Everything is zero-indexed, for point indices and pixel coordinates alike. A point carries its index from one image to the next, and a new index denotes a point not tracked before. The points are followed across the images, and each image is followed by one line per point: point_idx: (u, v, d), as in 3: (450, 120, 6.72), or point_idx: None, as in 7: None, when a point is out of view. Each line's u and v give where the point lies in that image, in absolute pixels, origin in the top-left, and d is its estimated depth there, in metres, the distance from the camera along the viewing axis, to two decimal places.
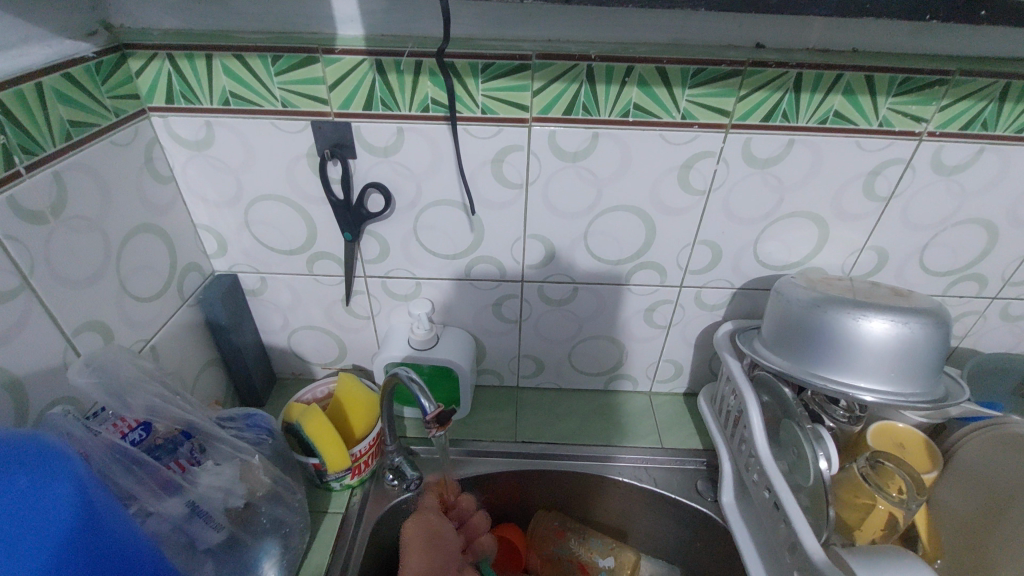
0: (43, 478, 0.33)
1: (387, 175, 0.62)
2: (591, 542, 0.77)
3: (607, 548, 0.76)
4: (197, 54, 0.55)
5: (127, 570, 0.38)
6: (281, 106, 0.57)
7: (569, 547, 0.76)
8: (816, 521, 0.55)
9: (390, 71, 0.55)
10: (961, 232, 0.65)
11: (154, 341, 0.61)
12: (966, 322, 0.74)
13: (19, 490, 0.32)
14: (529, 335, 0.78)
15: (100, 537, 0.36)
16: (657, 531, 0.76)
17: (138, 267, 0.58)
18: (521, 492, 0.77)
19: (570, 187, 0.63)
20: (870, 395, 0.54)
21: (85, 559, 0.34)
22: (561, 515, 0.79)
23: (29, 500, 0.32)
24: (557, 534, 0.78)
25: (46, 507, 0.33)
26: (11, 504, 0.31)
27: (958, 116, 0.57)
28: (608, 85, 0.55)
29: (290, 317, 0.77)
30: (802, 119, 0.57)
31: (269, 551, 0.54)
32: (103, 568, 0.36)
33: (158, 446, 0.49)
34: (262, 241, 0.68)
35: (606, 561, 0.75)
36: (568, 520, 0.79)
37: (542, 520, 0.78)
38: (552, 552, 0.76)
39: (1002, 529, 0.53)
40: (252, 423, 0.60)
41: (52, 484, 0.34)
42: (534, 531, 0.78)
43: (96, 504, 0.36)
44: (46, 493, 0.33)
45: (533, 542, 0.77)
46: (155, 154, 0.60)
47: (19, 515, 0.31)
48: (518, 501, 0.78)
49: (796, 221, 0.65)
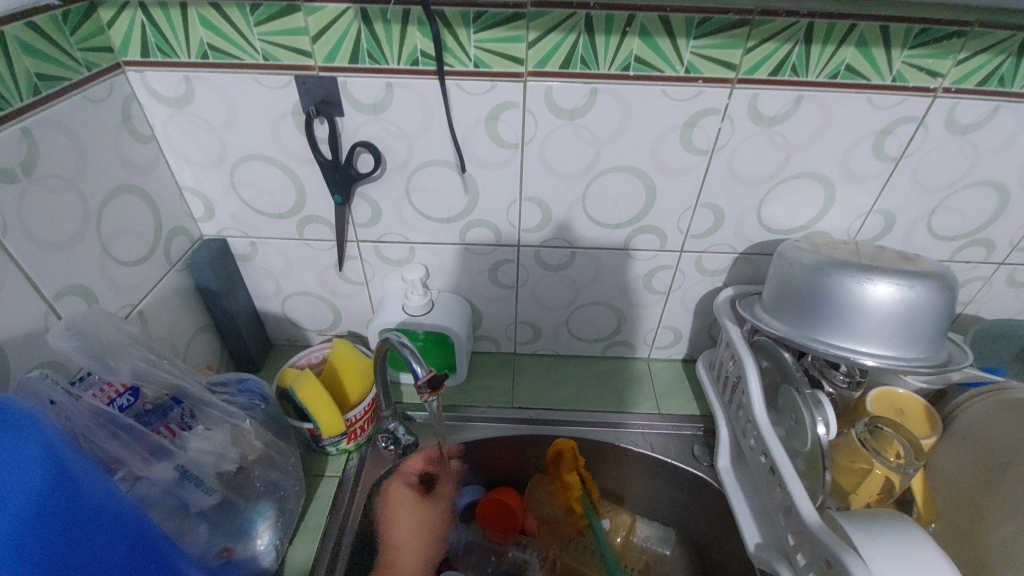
0: (12, 440, 0.34)
1: (377, 134, 0.59)
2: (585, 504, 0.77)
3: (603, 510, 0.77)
4: (171, 3, 0.52)
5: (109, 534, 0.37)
6: (262, 59, 0.55)
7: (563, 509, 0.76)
8: (812, 486, 0.55)
9: (376, 20, 0.52)
10: (972, 195, 0.63)
11: (142, 306, 0.60)
12: (971, 288, 0.73)
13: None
14: (526, 300, 0.77)
15: (69, 505, 0.35)
16: (653, 496, 0.77)
17: (119, 230, 0.56)
18: (518, 457, 0.78)
19: (567, 147, 0.60)
20: (872, 359, 0.52)
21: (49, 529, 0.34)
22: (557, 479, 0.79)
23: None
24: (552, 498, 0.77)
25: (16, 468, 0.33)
26: None
27: (975, 70, 0.54)
28: (608, 36, 0.52)
29: (283, 283, 0.75)
30: (812, 73, 0.54)
31: (264, 514, 0.54)
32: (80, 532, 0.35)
33: (147, 411, 0.49)
34: (250, 203, 0.66)
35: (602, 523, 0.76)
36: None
37: (539, 485, 0.78)
38: (547, 514, 0.77)
39: (996, 492, 0.52)
40: (244, 388, 0.59)
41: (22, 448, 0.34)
42: (529, 496, 0.78)
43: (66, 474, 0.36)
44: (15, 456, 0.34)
45: (530, 506, 0.77)
46: (133, 112, 0.58)
47: None
48: (514, 467, 0.79)
49: (802, 183, 0.63)
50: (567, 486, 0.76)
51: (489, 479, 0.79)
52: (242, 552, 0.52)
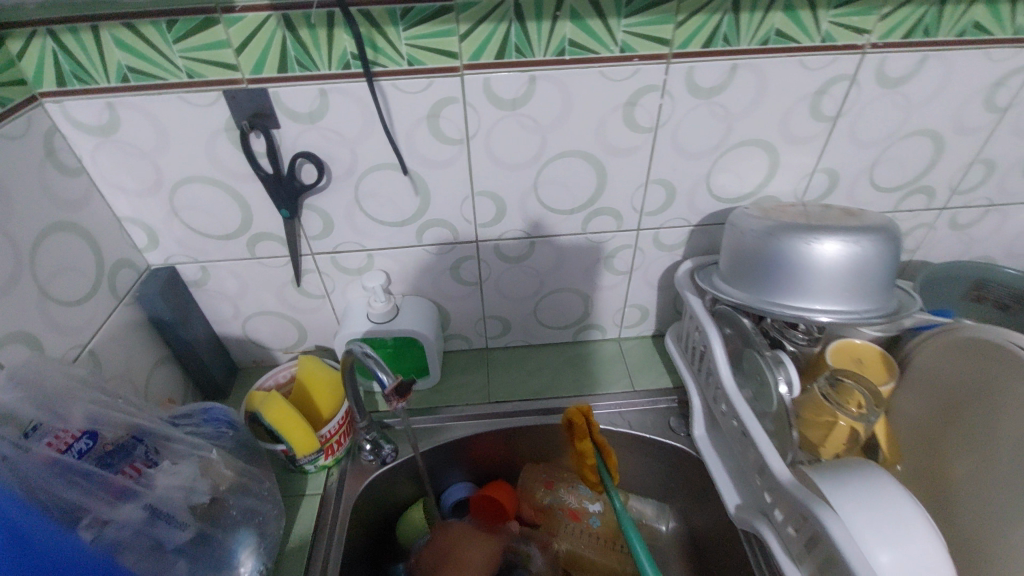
0: None
1: (318, 142, 0.58)
2: (579, 490, 0.77)
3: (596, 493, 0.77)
4: (81, 27, 0.49)
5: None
6: (187, 77, 0.52)
7: (559, 496, 0.77)
8: (782, 445, 0.57)
9: (300, 26, 0.50)
10: (909, 146, 0.65)
11: (93, 346, 0.57)
12: (916, 235, 0.75)
13: None
14: (491, 294, 0.77)
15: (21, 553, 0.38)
16: (642, 472, 0.78)
17: (58, 271, 0.54)
18: (507, 449, 0.78)
19: (512, 137, 0.60)
20: (826, 316, 0.54)
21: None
22: (548, 467, 0.80)
23: None
24: (547, 485, 0.78)
25: None
26: None
27: (900, 23, 0.55)
28: (539, 22, 0.52)
29: (241, 305, 0.73)
30: (744, 41, 0.55)
31: (244, 542, 0.53)
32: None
33: (109, 452, 0.47)
34: (195, 228, 0.64)
35: (595, 507, 0.76)
36: (556, 471, 0.80)
37: (531, 474, 0.79)
38: (543, 503, 0.77)
39: (952, 431, 0.55)
40: (209, 417, 0.58)
41: None
42: (522, 486, 0.79)
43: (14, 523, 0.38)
44: None
45: (524, 495, 0.78)
46: (56, 144, 0.55)
47: None
48: (504, 460, 0.79)
49: (746, 151, 0.64)
50: (580, 455, 0.68)
51: (481, 474, 0.80)
52: None
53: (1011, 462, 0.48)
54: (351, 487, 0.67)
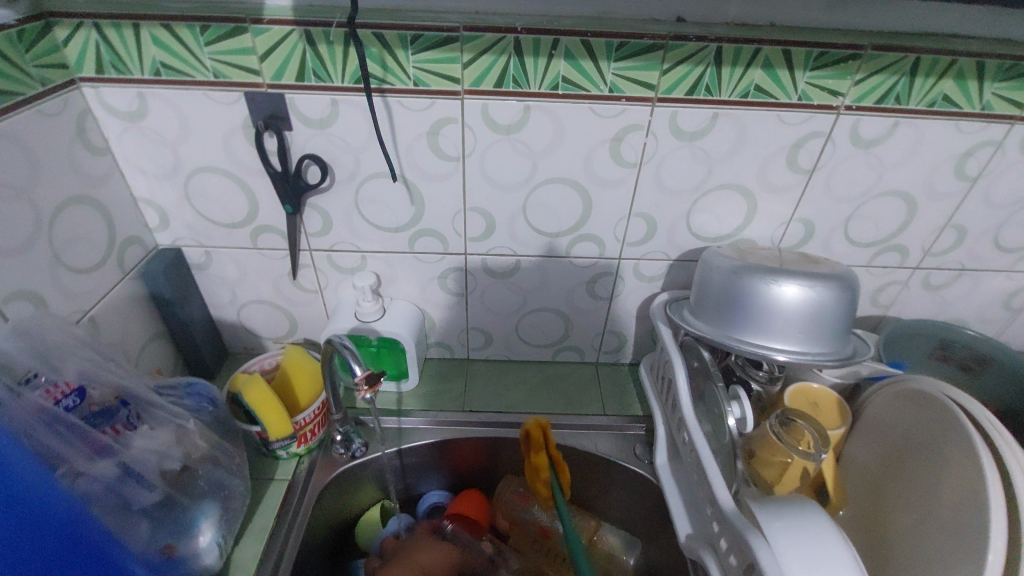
0: None
1: (325, 147, 0.63)
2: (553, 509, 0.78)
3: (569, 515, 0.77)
4: (125, 24, 0.55)
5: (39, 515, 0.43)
6: (213, 77, 0.58)
7: (532, 512, 0.78)
8: (732, 476, 0.59)
9: (320, 42, 0.55)
10: (882, 205, 0.68)
11: (94, 313, 0.61)
12: (890, 291, 0.78)
13: None
14: (476, 307, 0.80)
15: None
16: (613, 497, 0.79)
17: (73, 239, 0.58)
18: (487, 458, 0.80)
19: (505, 159, 0.64)
20: (782, 354, 0.57)
21: None
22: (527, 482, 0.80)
23: None
24: (522, 500, 0.79)
25: None
26: None
27: (872, 90, 0.59)
28: (536, 57, 0.56)
29: (238, 292, 0.77)
30: (725, 93, 0.59)
31: (207, 512, 0.56)
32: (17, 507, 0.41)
33: (94, 412, 0.50)
34: (204, 214, 0.69)
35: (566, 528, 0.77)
36: None
37: (509, 486, 0.80)
38: (516, 516, 0.79)
39: (897, 480, 0.57)
40: (193, 392, 0.61)
41: None
42: (500, 496, 0.80)
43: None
44: None
45: (499, 506, 0.80)
46: (87, 125, 0.60)
47: None
48: (487, 468, 0.81)
49: (725, 194, 0.68)
50: (535, 468, 0.72)
51: (463, 479, 0.82)
52: (183, 549, 0.53)
53: (941, 510, 0.50)
54: (319, 477, 0.70)
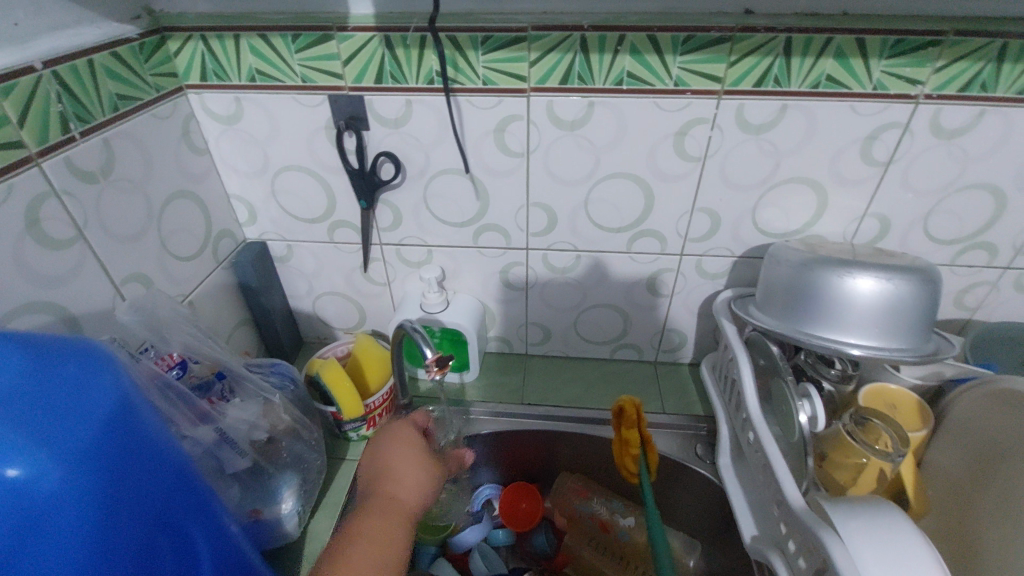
0: (90, 370, 0.35)
1: (398, 145, 0.67)
2: (612, 503, 0.80)
3: (627, 509, 0.79)
4: (226, 35, 0.61)
5: (154, 479, 0.38)
6: (301, 81, 0.63)
7: (591, 506, 0.79)
8: (801, 474, 0.57)
9: (398, 46, 0.59)
10: (967, 198, 0.65)
11: (192, 297, 0.68)
12: (977, 293, 0.73)
13: (68, 375, 0.34)
14: (536, 302, 0.82)
15: (123, 438, 0.36)
16: (673, 498, 0.78)
17: (177, 230, 0.65)
18: (546, 453, 0.81)
19: (568, 155, 0.66)
20: (857, 349, 0.55)
21: (99, 456, 0.34)
22: (584, 477, 0.82)
23: (74, 386, 0.34)
24: (581, 494, 0.80)
25: (91, 394, 0.35)
26: (57, 388, 0.34)
27: (954, 77, 0.57)
28: (601, 54, 0.58)
29: (314, 283, 0.83)
30: (794, 84, 0.58)
31: (289, 482, 0.61)
32: (135, 465, 0.36)
33: (194, 384, 0.57)
34: (287, 210, 0.75)
35: (626, 521, 0.78)
36: (591, 481, 0.82)
37: (566, 481, 0.81)
38: (575, 509, 0.79)
39: (984, 485, 0.55)
40: (276, 370, 0.67)
41: (99, 378, 0.36)
42: (557, 491, 0.81)
43: (125, 405, 0.36)
44: (93, 383, 0.35)
45: (556, 500, 0.81)
46: (191, 127, 0.67)
47: (68, 396, 0.34)
48: (545, 463, 0.82)
49: (794, 187, 0.66)
50: (624, 442, 0.71)
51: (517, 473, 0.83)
52: (269, 514, 0.58)
53: None
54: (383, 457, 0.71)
